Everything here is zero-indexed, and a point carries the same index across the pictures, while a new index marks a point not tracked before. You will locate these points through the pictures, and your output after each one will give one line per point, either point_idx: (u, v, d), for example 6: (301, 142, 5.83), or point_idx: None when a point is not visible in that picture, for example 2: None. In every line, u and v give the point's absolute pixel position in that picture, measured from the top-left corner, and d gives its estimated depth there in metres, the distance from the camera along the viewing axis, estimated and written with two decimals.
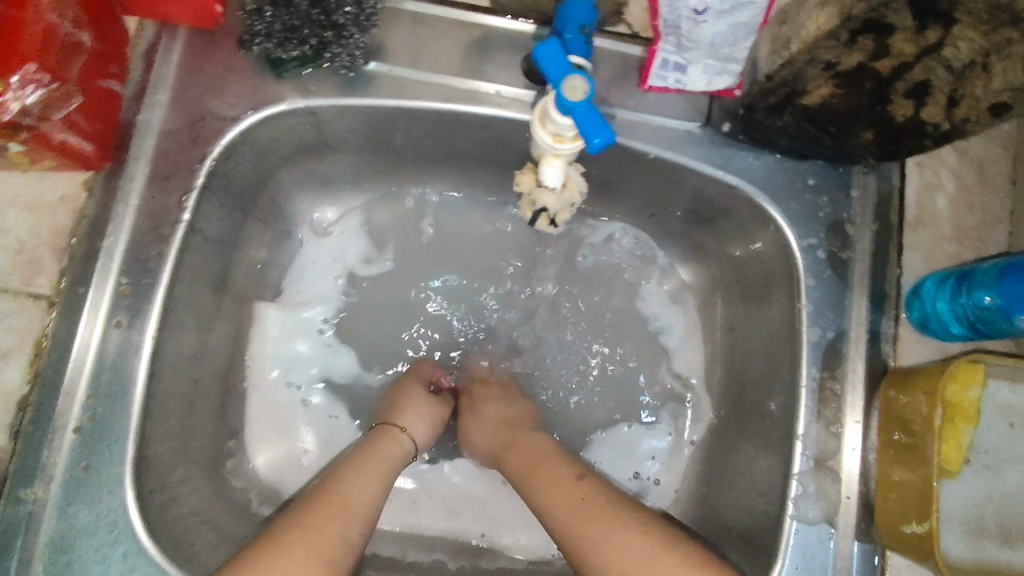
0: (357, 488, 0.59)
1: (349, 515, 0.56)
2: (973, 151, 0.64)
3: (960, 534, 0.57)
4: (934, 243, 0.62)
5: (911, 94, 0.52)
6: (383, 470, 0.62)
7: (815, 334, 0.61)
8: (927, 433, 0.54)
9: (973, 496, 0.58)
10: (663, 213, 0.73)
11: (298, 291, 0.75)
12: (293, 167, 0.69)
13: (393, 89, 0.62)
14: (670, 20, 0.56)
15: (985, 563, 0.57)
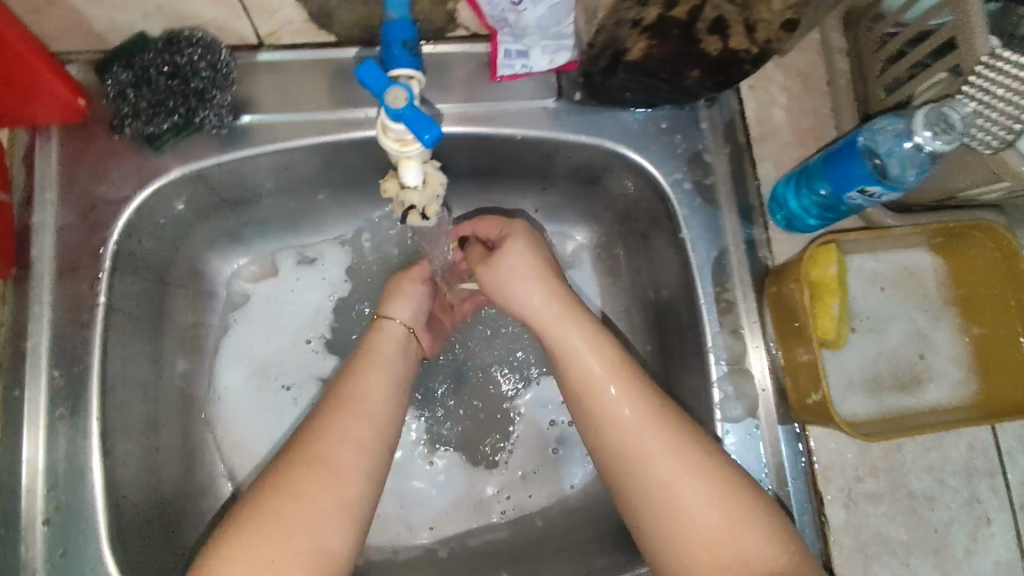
0: (364, 398, 0.60)
1: (364, 426, 0.58)
2: (793, 63, 0.71)
3: (862, 394, 0.66)
4: (780, 151, 0.70)
5: (714, 30, 0.59)
6: (378, 369, 0.63)
7: (702, 258, 0.68)
8: (804, 312, 0.61)
9: (864, 357, 0.68)
10: (553, 184, 0.79)
11: (273, 301, 0.80)
12: (196, 230, 0.73)
13: (267, 137, 0.67)
14: (497, 15, 0.63)
15: (888, 411, 0.67)
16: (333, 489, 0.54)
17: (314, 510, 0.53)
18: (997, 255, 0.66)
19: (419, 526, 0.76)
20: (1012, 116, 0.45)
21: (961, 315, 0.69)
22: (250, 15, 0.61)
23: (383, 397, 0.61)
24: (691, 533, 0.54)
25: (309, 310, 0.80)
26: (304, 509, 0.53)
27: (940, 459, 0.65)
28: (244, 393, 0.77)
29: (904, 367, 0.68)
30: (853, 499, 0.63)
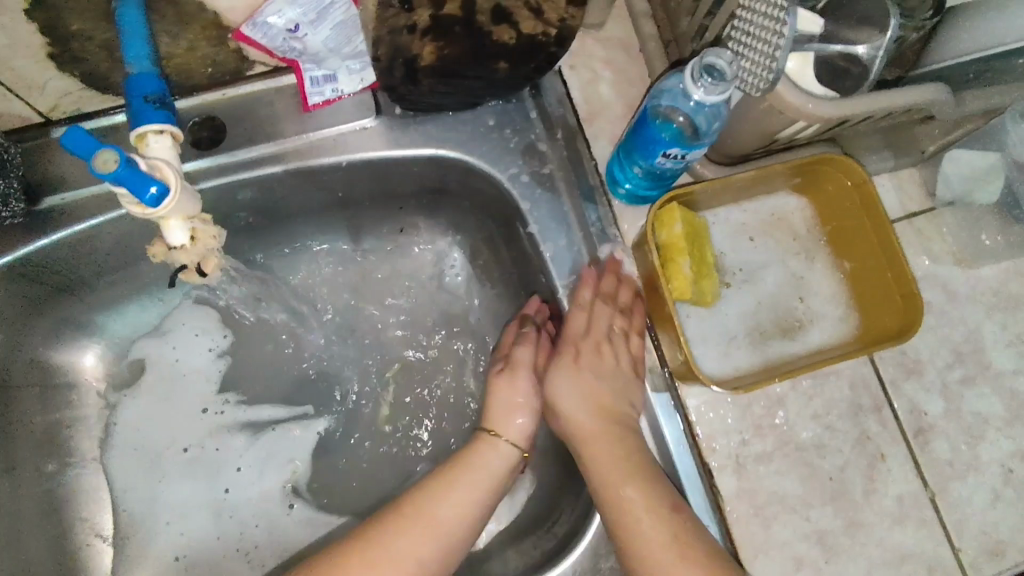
0: (427, 504, 0.57)
1: (410, 539, 0.55)
2: (610, 35, 0.70)
3: (744, 348, 0.63)
4: (612, 126, 0.69)
5: (499, 19, 0.57)
6: (480, 484, 0.60)
7: (553, 249, 0.66)
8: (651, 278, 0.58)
9: (746, 309, 0.64)
10: (405, 203, 0.76)
11: (153, 367, 0.77)
12: (34, 323, 0.69)
13: (75, 216, 0.63)
14: (283, 47, 0.60)
15: (776, 361, 0.63)
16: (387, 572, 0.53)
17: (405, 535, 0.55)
18: (847, 186, 0.63)
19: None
20: (769, 54, 0.43)
21: (831, 249, 0.66)
22: (18, 93, 0.57)
23: (460, 511, 0.58)
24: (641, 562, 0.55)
25: (195, 377, 0.78)
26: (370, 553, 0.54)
27: (824, 404, 0.64)
28: (117, 449, 0.75)
29: (783, 313, 0.64)
30: (742, 464, 0.62)
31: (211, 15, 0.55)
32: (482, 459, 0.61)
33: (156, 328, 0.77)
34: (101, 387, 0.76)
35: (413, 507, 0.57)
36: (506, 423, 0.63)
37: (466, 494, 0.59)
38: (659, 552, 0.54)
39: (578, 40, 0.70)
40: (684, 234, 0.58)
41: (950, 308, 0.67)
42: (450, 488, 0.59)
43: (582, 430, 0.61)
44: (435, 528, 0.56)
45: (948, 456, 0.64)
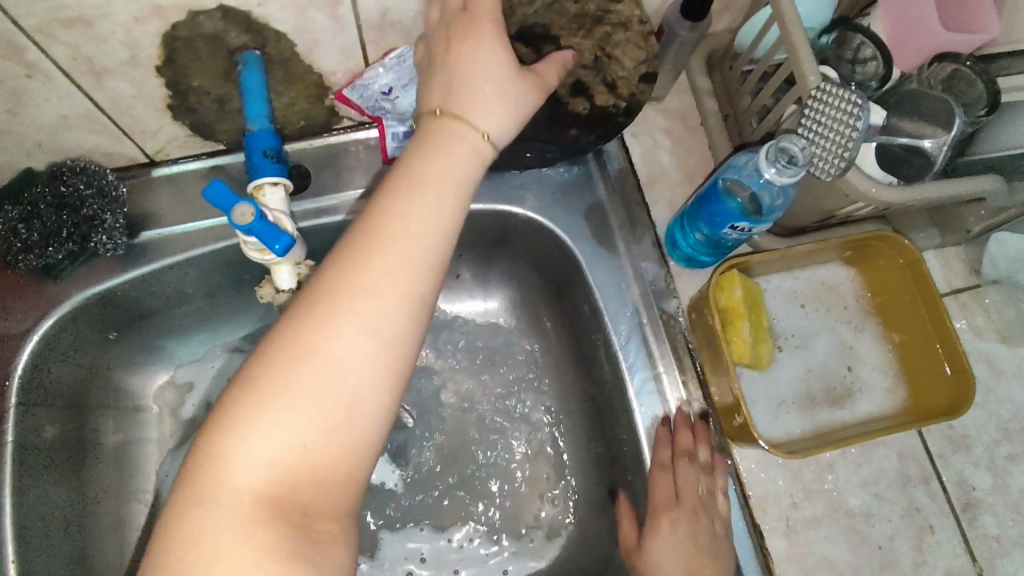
0: (354, 295, 0.43)
1: (378, 301, 0.43)
2: (671, 106, 0.75)
3: (795, 412, 0.65)
4: (671, 192, 0.73)
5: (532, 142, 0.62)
6: (398, 262, 0.44)
7: (611, 305, 0.69)
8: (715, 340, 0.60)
9: (796, 374, 0.66)
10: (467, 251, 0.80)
11: (225, 391, 0.80)
12: (113, 347, 0.73)
13: (167, 250, 0.68)
14: (374, 106, 0.66)
15: (825, 426, 0.65)
16: (352, 327, 0.42)
17: (331, 330, 0.42)
18: (900, 263, 0.66)
19: None
20: (841, 143, 0.48)
21: (881, 322, 0.68)
22: (131, 137, 0.63)
23: (373, 327, 0.43)
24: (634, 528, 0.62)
25: None
26: (320, 338, 0.42)
27: (873, 472, 0.65)
28: (186, 466, 0.77)
29: (834, 380, 0.66)
30: (792, 527, 0.63)
31: (315, 77, 0.61)
32: (434, 164, 0.46)
33: (231, 356, 0.80)
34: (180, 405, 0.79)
35: (348, 284, 0.43)
36: (396, 208, 0.45)
37: (376, 271, 0.43)
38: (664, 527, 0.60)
39: None
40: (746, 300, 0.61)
41: (996, 384, 0.69)
42: (372, 260, 0.44)
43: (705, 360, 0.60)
44: (370, 314, 0.43)
45: (995, 531, 0.64)
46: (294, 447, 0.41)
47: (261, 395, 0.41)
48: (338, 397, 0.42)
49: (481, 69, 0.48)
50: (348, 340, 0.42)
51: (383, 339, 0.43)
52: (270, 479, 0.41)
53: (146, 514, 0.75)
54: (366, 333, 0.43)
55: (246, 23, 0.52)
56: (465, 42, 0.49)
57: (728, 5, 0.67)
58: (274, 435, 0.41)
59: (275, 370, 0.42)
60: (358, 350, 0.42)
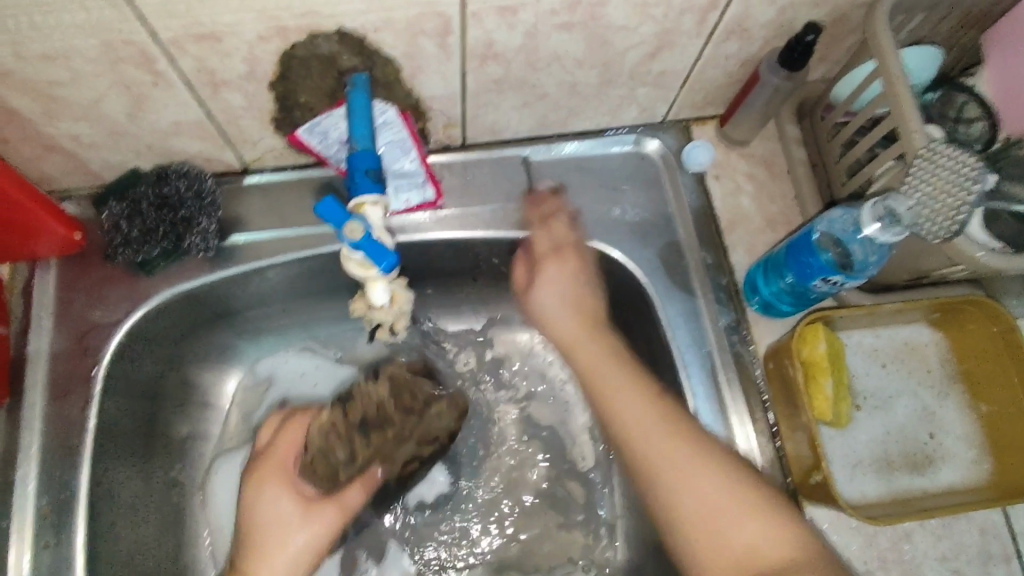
0: (277, 521, 0.62)
1: (300, 539, 0.63)
2: (756, 151, 0.74)
3: (871, 475, 0.62)
4: (751, 237, 0.71)
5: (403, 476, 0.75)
6: (284, 527, 0.62)
7: (682, 347, 0.68)
8: (797, 394, 0.59)
9: (874, 436, 0.64)
10: None
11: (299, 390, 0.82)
12: (190, 344, 0.75)
13: (253, 255, 0.70)
14: (336, 156, 0.67)
15: (902, 494, 0.62)
16: (284, 549, 0.62)
17: (283, 543, 0.62)
18: (993, 331, 0.63)
19: None
20: (953, 207, 0.47)
21: (967, 391, 0.65)
22: (233, 146, 0.65)
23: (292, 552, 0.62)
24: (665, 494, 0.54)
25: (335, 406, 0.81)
26: (279, 546, 0.62)
27: (953, 547, 0.62)
28: None
29: (914, 447, 0.64)
30: None
31: (414, 101, 0.63)
32: (279, 451, 0.66)
33: (310, 356, 0.83)
34: (250, 407, 0.81)
35: (257, 527, 0.63)
36: (258, 529, 0.62)
37: (265, 507, 0.63)
38: (677, 463, 0.54)
39: (723, 153, 0.74)
40: (830, 356, 0.60)
41: None
42: (263, 484, 0.64)
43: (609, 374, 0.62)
44: (275, 533, 0.62)
45: None
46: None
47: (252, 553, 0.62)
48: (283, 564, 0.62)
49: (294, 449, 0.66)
50: (284, 559, 0.62)
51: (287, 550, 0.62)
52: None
53: (202, 508, 0.76)
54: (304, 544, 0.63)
55: (360, 46, 0.54)
56: (265, 485, 0.64)
57: (826, 57, 0.66)
58: None
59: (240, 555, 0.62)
60: (302, 532, 0.63)
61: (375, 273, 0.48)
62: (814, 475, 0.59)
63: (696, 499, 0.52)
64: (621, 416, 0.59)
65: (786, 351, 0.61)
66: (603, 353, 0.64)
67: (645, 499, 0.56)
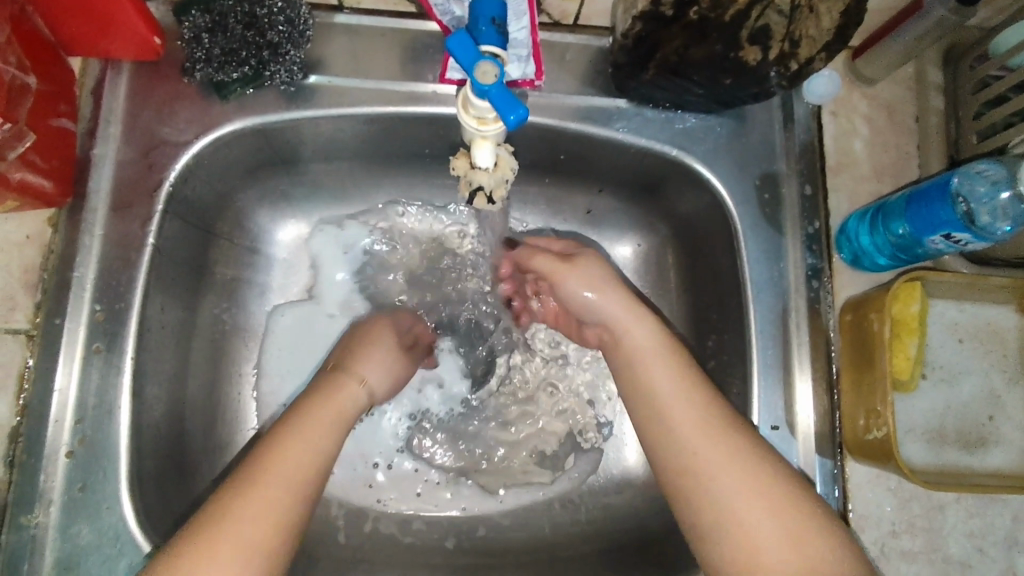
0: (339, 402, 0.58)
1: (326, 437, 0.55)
2: (882, 92, 0.69)
3: (922, 442, 0.61)
4: (854, 184, 0.67)
5: (756, 38, 0.56)
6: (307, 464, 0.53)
7: (757, 281, 0.66)
8: (879, 347, 0.58)
9: (932, 406, 0.62)
10: (611, 188, 0.76)
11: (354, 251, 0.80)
12: (251, 181, 0.72)
13: (332, 99, 0.66)
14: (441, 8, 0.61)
15: (946, 466, 0.61)
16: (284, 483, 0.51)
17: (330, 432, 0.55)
18: None
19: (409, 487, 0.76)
20: None
21: None
22: None
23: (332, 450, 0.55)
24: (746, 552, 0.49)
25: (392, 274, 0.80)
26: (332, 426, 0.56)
27: (982, 526, 0.62)
28: (300, 312, 0.78)
29: (971, 424, 0.62)
30: (884, 553, 0.61)
31: None
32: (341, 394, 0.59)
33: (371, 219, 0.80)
34: (313, 259, 0.80)
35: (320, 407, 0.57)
36: (338, 404, 0.58)
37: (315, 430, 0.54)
38: (708, 457, 0.52)
39: (845, 89, 0.69)
40: (922, 316, 0.58)
41: None
42: (308, 417, 0.55)
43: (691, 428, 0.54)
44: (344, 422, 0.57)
45: None
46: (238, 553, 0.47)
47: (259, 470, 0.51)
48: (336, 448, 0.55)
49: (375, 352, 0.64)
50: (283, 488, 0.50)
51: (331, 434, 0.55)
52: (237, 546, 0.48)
53: (250, 347, 0.76)
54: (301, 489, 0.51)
55: None
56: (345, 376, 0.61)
57: None
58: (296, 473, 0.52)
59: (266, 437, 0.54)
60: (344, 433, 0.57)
61: (496, 134, 0.45)
62: (872, 430, 0.59)
63: (754, 507, 0.50)
64: (730, 506, 0.51)
65: (877, 302, 0.59)
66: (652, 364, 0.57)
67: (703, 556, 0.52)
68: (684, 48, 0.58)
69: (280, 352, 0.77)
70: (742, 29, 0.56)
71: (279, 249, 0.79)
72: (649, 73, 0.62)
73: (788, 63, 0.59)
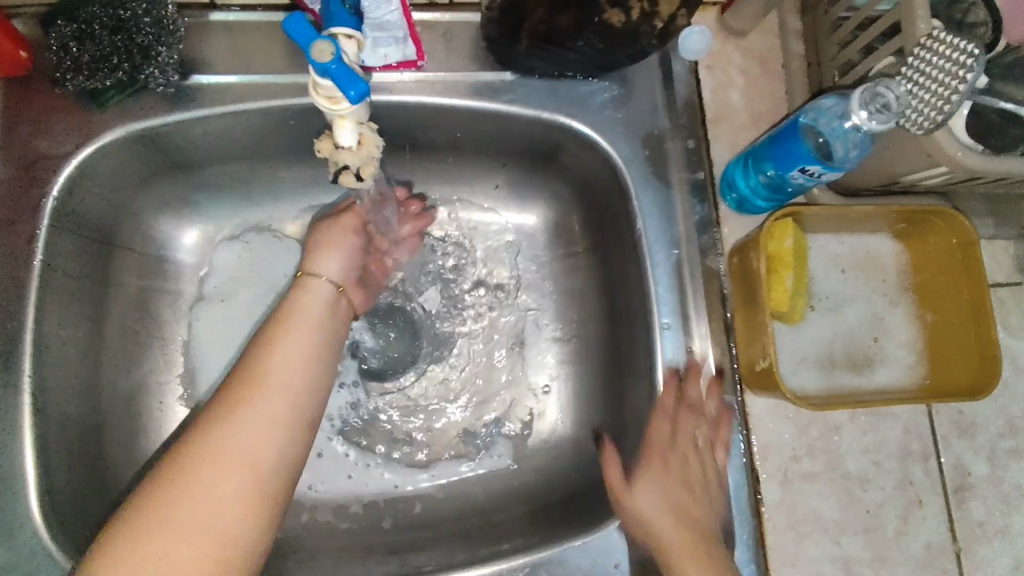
0: (277, 370, 0.55)
1: (250, 424, 0.52)
2: (752, 44, 0.72)
3: (813, 369, 0.65)
4: (734, 134, 0.71)
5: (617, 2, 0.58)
6: (238, 459, 0.50)
7: (651, 236, 0.68)
8: (757, 283, 0.61)
9: (820, 335, 0.66)
10: (513, 162, 0.77)
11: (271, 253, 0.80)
12: (148, 189, 0.71)
13: (214, 98, 0.65)
14: None
15: (836, 388, 0.65)
16: (224, 472, 0.49)
17: (255, 417, 0.52)
18: (952, 244, 0.64)
19: (342, 475, 0.76)
20: (943, 96, 0.49)
21: (916, 299, 0.67)
22: None
23: (265, 426, 0.52)
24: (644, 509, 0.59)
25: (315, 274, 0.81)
26: (248, 418, 0.52)
27: (876, 442, 0.66)
28: (218, 317, 0.77)
29: (857, 348, 0.66)
30: (788, 477, 0.64)
31: None
32: (301, 305, 0.60)
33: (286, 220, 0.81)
34: (225, 262, 0.79)
35: (256, 386, 0.53)
36: (268, 380, 0.54)
37: (255, 421, 0.52)
38: (651, 493, 0.60)
39: (718, 44, 0.72)
40: (795, 250, 0.62)
41: (1013, 379, 0.68)
42: (241, 404, 0.52)
43: (661, 437, 0.62)
44: (283, 389, 0.54)
45: (981, 517, 0.66)
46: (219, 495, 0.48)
47: (233, 407, 0.52)
48: (263, 429, 0.52)
49: (311, 307, 0.60)
50: (223, 477, 0.49)
51: (306, 358, 0.57)
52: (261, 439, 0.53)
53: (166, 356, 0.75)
54: (243, 477, 0.50)
55: None
56: (280, 336, 0.57)
57: None
58: (229, 456, 0.50)
59: (238, 368, 0.55)
60: (274, 406, 0.53)
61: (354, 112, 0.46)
62: (759, 361, 0.62)
63: (658, 510, 0.59)
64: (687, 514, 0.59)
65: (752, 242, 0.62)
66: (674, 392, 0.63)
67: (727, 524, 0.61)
68: (550, 15, 0.60)
69: (207, 361, 0.76)
70: None
71: (188, 253, 0.78)
72: (523, 42, 0.64)
73: (653, 21, 0.61)
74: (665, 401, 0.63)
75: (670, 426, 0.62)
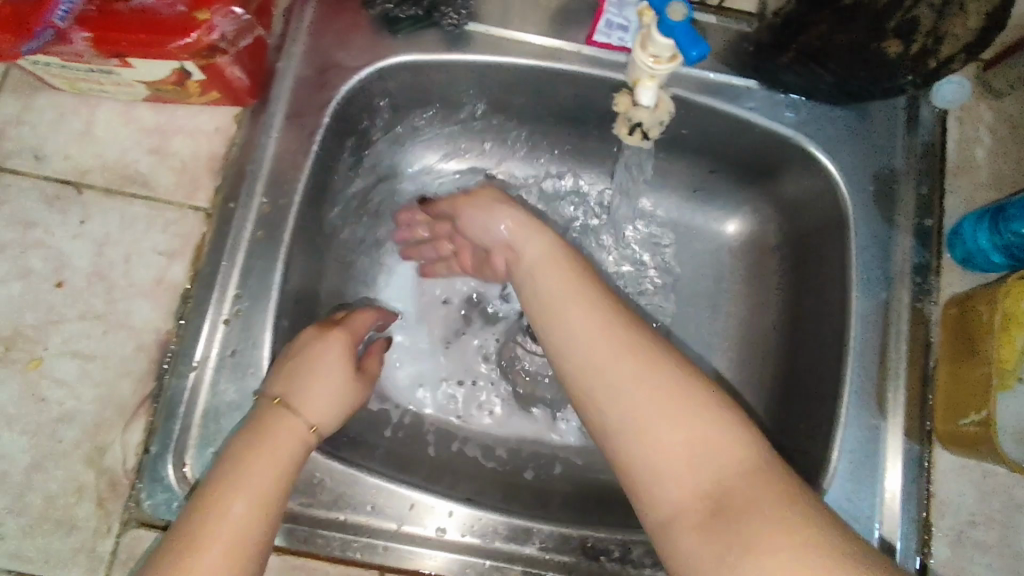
0: (261, 463, 0.53)
1: (240, 500, 0.51)
2: (1008, 108, 0.72)
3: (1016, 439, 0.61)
4: (973, 190, 0.71)
5: (904, 28, 0.61)
6: (230, 538, 0.49)
7: (863, 270, 0.68)
8: (987, 336, 0.62)
9: None
10: (722, 168, 0.79)
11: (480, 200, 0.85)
12: (399, 119, 0.79)
13: (488, 47, 0.71)
14: None
15: None
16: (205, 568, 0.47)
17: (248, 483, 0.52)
18: None
19: (501, 423, 0.79)
20: None
21: None
22: None
23: (253, 508, 0.51)
24: (670, 496, 0.47)
25: None
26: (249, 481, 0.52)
27: None
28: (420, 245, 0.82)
29: None
30: (961, 540, 0.64)
31: None
32: (278, 444, 0.54)
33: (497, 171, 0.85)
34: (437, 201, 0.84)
35: (258, 460, 0.53)
36: (268, 444, 0.54)
37: (247, 487, 0.51)
38: (625, 396, 0.50)
39: (972, 99, 0.72)
40: None
41: None
42: (247, 468, 0.52)
43: (638, 386, 0.50)
44: (248, 492, 0.51)
45: None
46: (217, 553, 0.48)
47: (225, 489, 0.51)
48: (252, 508, 0.51)
49: (277, 449, 0.54)
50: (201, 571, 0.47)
51: (286, 461, 0.54)
52: (568, 350, 0.54)
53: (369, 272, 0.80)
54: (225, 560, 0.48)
55: None
56: (264, 436, 0.55)
57: None
58: (201, 554, 0.48)
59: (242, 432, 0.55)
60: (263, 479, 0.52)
61: (674, 67, 0.49)
62: (967, 418, 0.62)
63: (660, 416, 0.48)
64: (626, 392, 0.50)
65: (989, 297, 0.63)
66: (584, 304, 0.55)
67: (620, 478, 0.50)
68: (829, 32, 0.63)
69: (402, 284, 0.81)
70: (892, 17, 0.60)
71: (412, 181, 0.82)
72: (786, 56, 0.67)
73: (929, 59, 0.63)
74: (554, 299, 0.56)
75: (586, 308, 0.55)
